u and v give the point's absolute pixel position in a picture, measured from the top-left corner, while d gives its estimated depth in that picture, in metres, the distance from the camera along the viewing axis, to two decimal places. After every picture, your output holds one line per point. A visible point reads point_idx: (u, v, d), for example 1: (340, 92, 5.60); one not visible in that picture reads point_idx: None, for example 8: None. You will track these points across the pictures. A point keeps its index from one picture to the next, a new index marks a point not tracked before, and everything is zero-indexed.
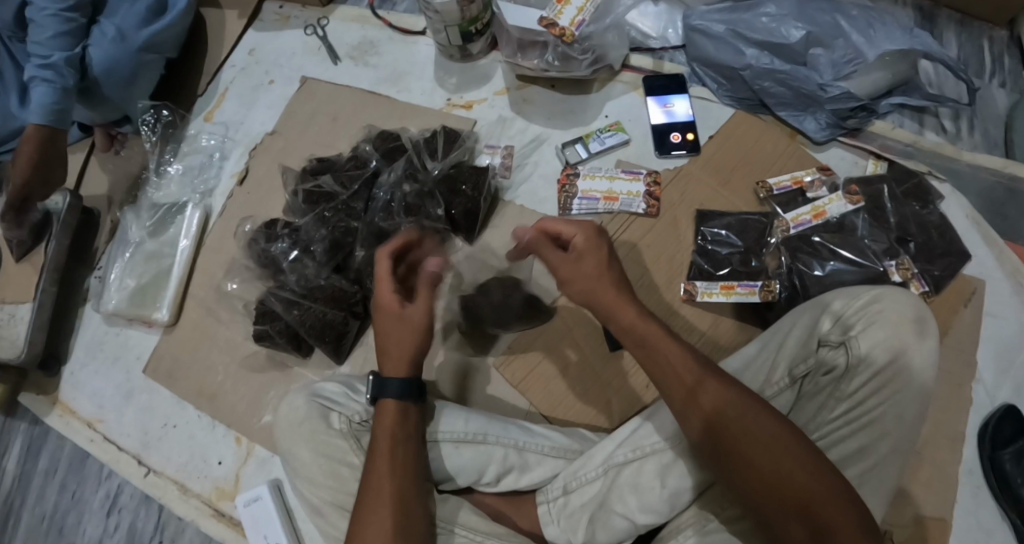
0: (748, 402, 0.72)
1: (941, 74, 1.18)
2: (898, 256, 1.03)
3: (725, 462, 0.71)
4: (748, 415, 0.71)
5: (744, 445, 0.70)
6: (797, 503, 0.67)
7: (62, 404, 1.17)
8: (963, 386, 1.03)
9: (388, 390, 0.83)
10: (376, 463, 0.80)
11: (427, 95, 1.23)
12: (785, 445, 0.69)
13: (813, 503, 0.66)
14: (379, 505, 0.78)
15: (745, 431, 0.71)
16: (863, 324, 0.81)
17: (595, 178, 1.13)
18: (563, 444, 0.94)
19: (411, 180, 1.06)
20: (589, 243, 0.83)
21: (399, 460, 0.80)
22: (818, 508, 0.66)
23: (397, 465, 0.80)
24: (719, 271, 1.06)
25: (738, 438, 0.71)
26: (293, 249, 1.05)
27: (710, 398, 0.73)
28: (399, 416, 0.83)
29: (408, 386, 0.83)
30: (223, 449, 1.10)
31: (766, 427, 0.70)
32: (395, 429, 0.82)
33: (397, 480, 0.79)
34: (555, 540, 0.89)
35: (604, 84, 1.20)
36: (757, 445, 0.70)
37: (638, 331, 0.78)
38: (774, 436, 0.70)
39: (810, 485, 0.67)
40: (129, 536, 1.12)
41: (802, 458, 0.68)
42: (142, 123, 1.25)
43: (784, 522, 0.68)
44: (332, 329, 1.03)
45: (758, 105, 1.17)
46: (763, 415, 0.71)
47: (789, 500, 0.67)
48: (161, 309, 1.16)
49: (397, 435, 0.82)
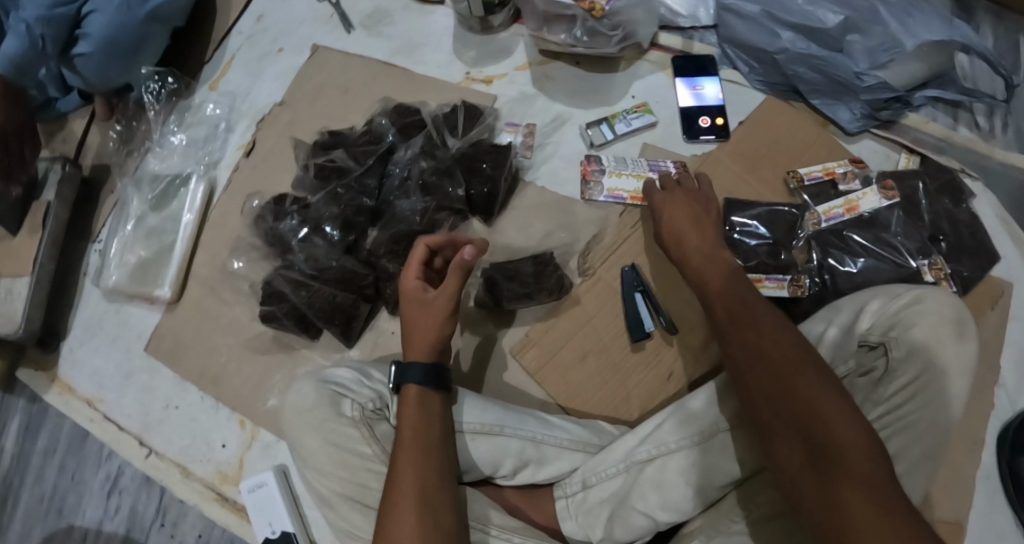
0: (776, 327, 0.72)
1: (976, 67, 1.14)
2: (931, 255, 0.99)
3: (744, 381, 0.70)
4: (784, 354, 0.69)
5: (762, 358, 0.69)
6: (799, 411, 0.64)
7: (60, 382, 1.13)
8: (986, 390, 1.01)
9: (411, 375, 0.81)
10: (401, 453, 0.77)
11: (444, 68, 1.18)
12: (802, 365, 0.67)
13: (836, 449, 0.61)
14: (400, 492, 0.74)
15: (762, 346, 0.70)
16: (903, 326, 0.78)
17: (621, 174, 1.06)
18: (582, 438, 0.91)
19: (428, 157, 1.03)
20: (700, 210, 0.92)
21: (421, 447, 0.77)
22: (822, 425, 0.63)
23: (420, 452, 0.77)
24: (748, 263, 1.01)
25: (767, 348, 0.70)
26: (303, 226, 1.01)
27: (745, 315, 0.75)
28: (421, 403, 0.80)
29: (430, 372, 0.81)
30: (226, 432, 1.06)
31: (787, 352, 0.69)
32: (417, 417, 0.79)
33: (420, 466, 0.76)
34: (572, 536, 0.87)
35: (630, 64, 1.15)
36: (770, 361, 0.69)
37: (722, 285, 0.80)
38: (788, 353, 0.69)
39: (818, 402, 0.64)
40: (130, 519, 1.09)
41: (815, 378, 0.66)
42: (145, 92, 1.19)
43: (786, 433, 0.65)
44: (342, 311, 1.00)
45: (790, 91, 1.13)
46: (788, 343, 0.70)
47: (792, 406, 0.65)
48: (163, 286, 1.11)
49: (422, 417, 0.79)
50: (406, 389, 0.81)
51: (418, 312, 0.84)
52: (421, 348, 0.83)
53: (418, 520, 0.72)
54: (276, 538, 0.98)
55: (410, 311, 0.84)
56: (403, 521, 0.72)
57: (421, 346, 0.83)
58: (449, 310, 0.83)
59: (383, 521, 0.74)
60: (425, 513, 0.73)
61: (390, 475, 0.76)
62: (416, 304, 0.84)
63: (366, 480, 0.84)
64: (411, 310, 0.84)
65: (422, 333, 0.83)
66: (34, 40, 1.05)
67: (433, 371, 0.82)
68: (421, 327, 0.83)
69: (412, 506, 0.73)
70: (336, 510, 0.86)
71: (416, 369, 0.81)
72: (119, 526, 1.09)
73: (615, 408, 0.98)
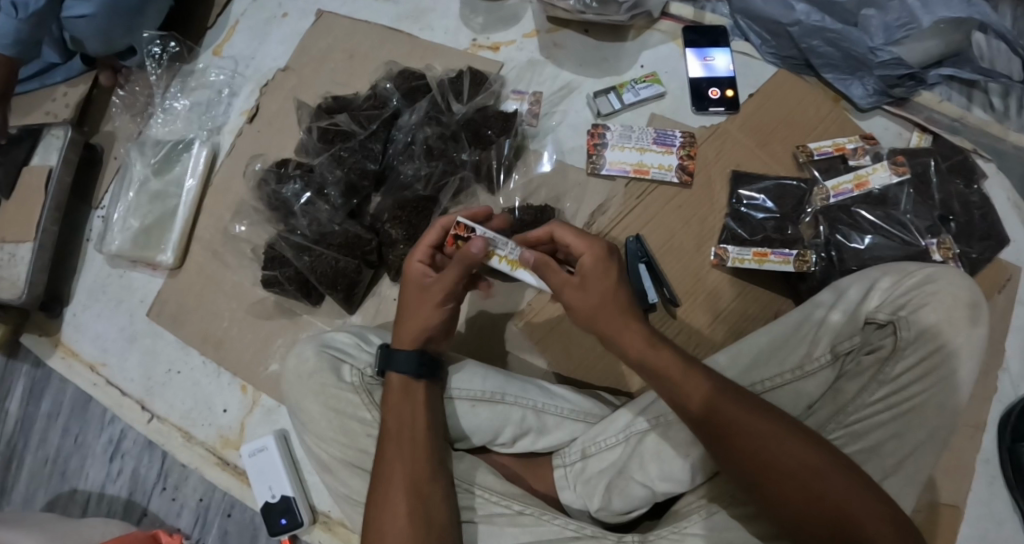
0: (768, 421, 0.68)
1: (993, 48, 1.10)
2: (941, 234, 0.97)
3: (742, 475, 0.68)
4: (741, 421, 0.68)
5: (766, 453, 0.67)
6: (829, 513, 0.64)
7: (64, 346, 1.14)
8: (989, 374, 1.00)
9: (397, 365, 0.81)
10: (386, 446, 0.78)
11: (451, 34, 1.16)
12: (817, 462, 0.66)
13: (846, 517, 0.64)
14: (388, 486, 0.75)
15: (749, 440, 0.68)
16: (914, 305, 0.78)
17: (624, 148, 1.06)
18: (582, 407, 0.91)
19: (434, 122, 1.02)
20: (596, 265, 0.75)
21: (407, 438, 0.78)
22: (854, 524, 0.63)
23: (406, 444, 0.77)
24: (754, 236, 1.00)
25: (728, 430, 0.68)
26: (306, 191, 1.00)
27: (720, 397, 0.70)
28: (406, 393, 0.80)
29: (413, 361, 0.80)
30: (228, 397, 1.07)
31: (794, 451, 0.67)
32: (401, 408, 0.80)
33: (408, 458, 0.77)
34: (571, 505, 0.86)
35: (640, 33, 1.14)
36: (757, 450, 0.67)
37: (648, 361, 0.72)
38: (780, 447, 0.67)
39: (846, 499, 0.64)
40: (132, 481, 1.10)
41: (837, 470, 0.66)
42: (148, 55, 1.18)
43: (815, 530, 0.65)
44: (344, 277, 0.98)
45: (803, 65, 1.11)
46: (779, 433, 0.68)
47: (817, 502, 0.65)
48: (165, 250, 1.11)
49: (406, 410, 0.79)
50: (389, 379, 0.81)
51: (410, 299, 0.82)
52: (409, 338, 0.81)
53: (407, 514, 0.74)
54: (276, 501, 0.99)
55: (408, 293, 0.82)
56: (395, 513, 0.74)
57: (405, 332, 0.82)
58: (439, 301, 0.80)
59: (374, 510, 0.75)
60: (415, 508, 0.74)
61: (378, 468, 0.77)
62: (414, 288, 0.81)
63: (366, 445, 0.85)
64: (409, 294, 0.82)
65: (413, 322, 0.81)
66: (7, 8, 1.01)
67: (419, 359, 0.81)
68: (415, 315, 0.81)
69: (402, 499, 0.74)
70: (335, 475, 0.87)
71: (403, 359, 0.81)
72: (122, 489, 1.10)
73: (618, 379, 0.98)
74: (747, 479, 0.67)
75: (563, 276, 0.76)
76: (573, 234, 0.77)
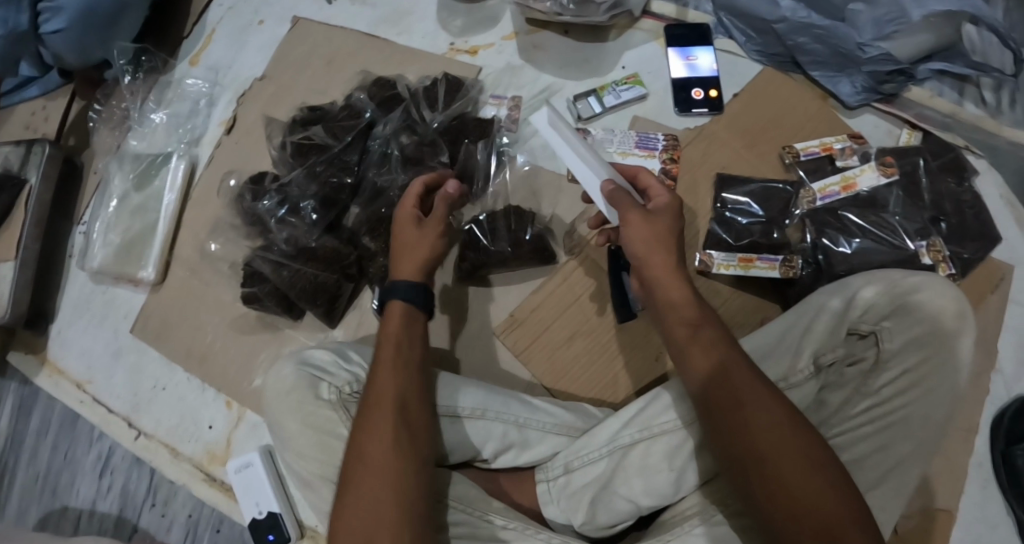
0: (774, 408, 0.64)
1: (986, 39, 1.07)
2: (931, 236, 0.94)
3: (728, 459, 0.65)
4: (752, 399, 0.64)
5: (760, 437, 0.63)
6: (820, 517, 0.59)
7: (50, 364, 1.13)
8: (982, 376, 0.98)
9: (396, 293, 0.80)
10: (382, 362, 0.76)
11: (429, 38, 1.14)
12: (812, 456, 0.61)
13: (832, 523, 0.58)
14: (378, 418, 0.72)
15: (761, 415, 0.63)
16: (899, 314, 0.77)
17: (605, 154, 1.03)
18: (566, 421, 0.90)
19: (409, 131, 1.00)
20: (671, 206, 0.77)
21: (406, 377, 0.76)
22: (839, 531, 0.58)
23: (402, 376, 0.75)
24: (740, 242, 0.98)
25: (735, 399, 0.65)
26: (281, 207, 0.98)
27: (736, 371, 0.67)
28: (407, 320, 0.80)
29: (418, 288, 0.81)
30: (214, 412, 1.06)
31: (794, 440, 0.62)
32: (400, 348, 0.77)
33: (402, 398, 0.74)
34: (555, 520, 0.85)
35: (622, 32, 1.11)
36: (762, 431, 0.63)
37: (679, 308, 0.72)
38: (783, 428, 0.63)
39: (826, 497, 0.60)
40: (122, 497, 1.10)
41: (829, 475, 0.61)
42: (121, 69, 1.15)
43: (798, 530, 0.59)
44: (324, 291, 0.97)
45: (789, 62, 1.08)
46: (784, 418, 0.63)
47: (805, 502, 0.60)
48: (146, 266, 1.10)
49: (405, 354, 0.77)
50: (391, 307, 0.80)
51: (409, 233, 0.84)
52: (408, 267, 0.82)
53: (395, 443, 0.70)
54: (263, 517, 0.99)
55: (399, 230, 0.85)
56: (376, 448, 0.70)
57: (406, 258, 0.83)
58: (441, 231, 0.85)
59: (355, 444, 0.71)
60: (403, 445, 0.71)
61: (366, 397, 0.74)
62: (404, 223, 0.85)
63: None
64: (399, 230, 0.85)
65: (409, 248, 0.83)
66: None
67: (419, 287, 0.81)
68: (409, 242, 0.83)
69: (389, 426, 0.71)
70: (316, 494, 0.86)
71: (405, 286, 0.81)
72: (112, 505, 1.10)
73: (602, 389, 0.97)
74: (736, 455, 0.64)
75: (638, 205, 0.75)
76: (652, 179, 0.80)
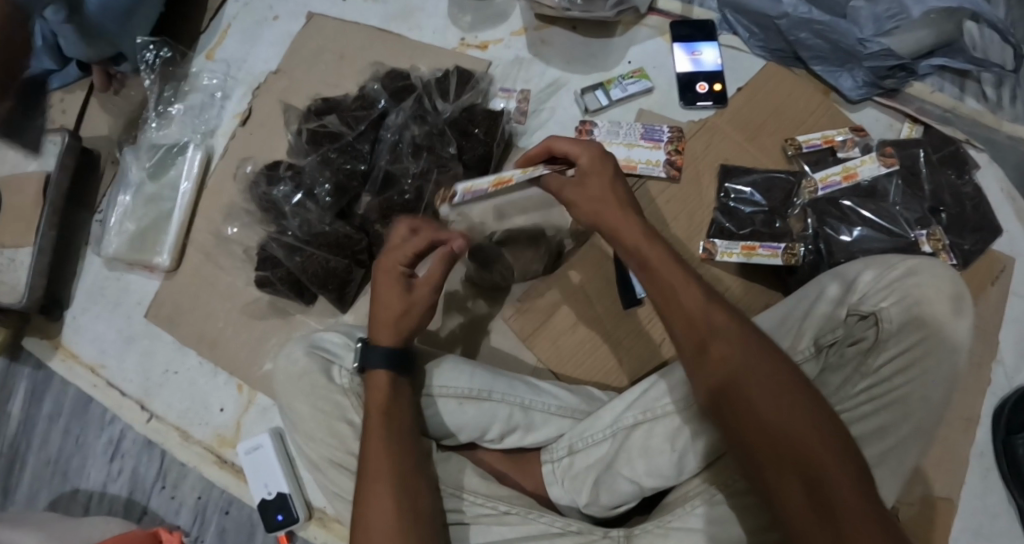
0: (750, 349, 0.67)
1: (986, 37, 1.09)
2: (931, 226, 0.97)
3: (738, 443, 0.65)
4: (731, 344, 0.67)
5: (736, 375, 0.66)
6: (793, 446, 0.61)
7: (64, 348, 1.16)
8: (983, 366, 0.99)
9: (373, 360, 0.81)
10: (371, 424, 0.79)
11: (439, 34, 1.17)
12: (787, 388, 0.64)
13: (806, 450, 0.61)
14: (376, 480, 0.75)
15: (738, 355, 0.67)
16: (898, 295, 0.78)
17: (611, 144, 1.06)
18: (570, 404, 0.91)
19: (419, 121, 1.01)
20: (593, 164, 0.78)
21: (394, 434, 0.78)
22: (811, 459, 0.60)
23: (393, 439, 0.78)
24: (742, 230, 1.00)
25: (712, 344, 0.68)
26: (296, 192, 1.01)
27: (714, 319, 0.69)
28: (391, 386, 0.81)
29: (393, 357, 0.81)
30: (224, 396, 1.08)
31: (769, 375, 0.65)
32: (386, 403, 0.80)
33: (396, 453, 0.77)
34: (560, 501, 0.87)
35: (628, 28, 1.14)
36: (742, 372, 0.66)
37: (647, 257, 0.74)
38: (760, 362, 0.66)
39: (796, 426, 0.62)
40: (132, 481, 1.12)
41: (805, 405, 0.63)
42: (141, 62, 1.19)
43: (774, 464, 0.62)
44: (335, 277, 1.00)
45: (791, 57, 1.11)
46: (761, 355, 0.66)
47: (778, 434, 0.62)
48: (161, 252, 1.13)
49: (391, 408, 0.80)
50: (373, 377, 0.81)
51: (390, 300, 0.80)
52: (387, 329, 0.81)
53: (396, 507, 0.74)
54: (272, 498, 1.01)
55: (385, 295, 0.81)
56: (380, 505, 0.74)
57: (388, 329, 0.81)
58: (428, 304, 0.82)
59: (361, 505, 0.75)
60: (403, 499, 0.75)
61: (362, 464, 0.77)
62: (386, 284, 0.81)
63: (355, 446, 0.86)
64: (381, 291, 0.81)
65: (388, 312, 0.81)
66: None
67: (395, 355, 0.81)
68: (389, 307, 0.81)
69: (389, 490, 0.75)
70: (325, 474, 0.88)
71: (377, 354, 0.81)
72: (122, 488, 1.12)
73: (606, 374, 0.99)
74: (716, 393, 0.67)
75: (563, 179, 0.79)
76: (567, 141, 0.79)
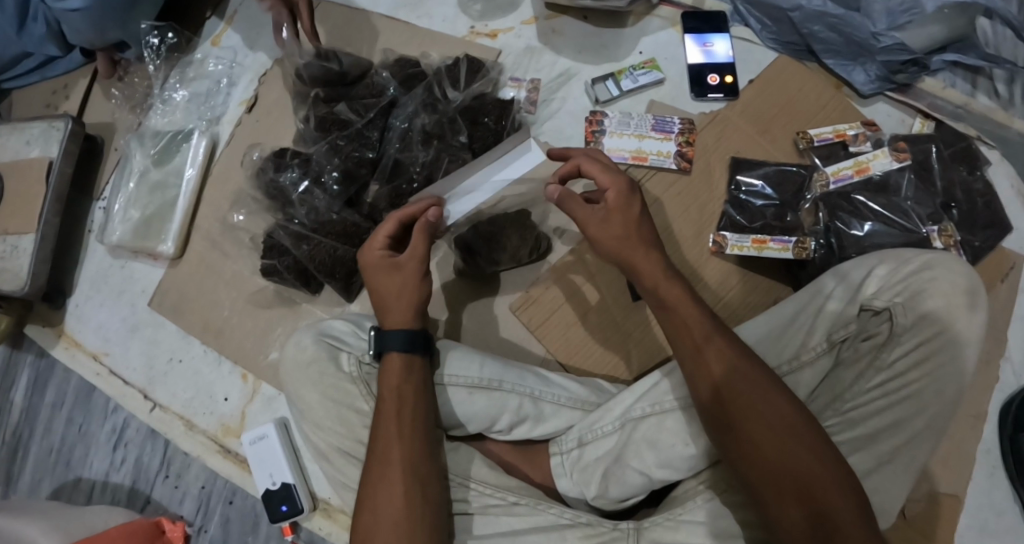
0: (763, 387, 0.70)
1: (999, 33, 1.08)
2: (942, 221, 0.96)
3: (742, 476, 0.69)
4: (746, 382, 0.70)
5: (750, 412, 0.69)
6: (800, 483, 0.66)
7: (67, 336, 1.14)
8: (991, 364, 0.99)
9: (390, 343, 0.80)
10: (383, 406, 0.78)
11: (449, 22, 1.16)
12: (794, 426, 0.68)
13: (814, 488, 0.65)
14: (386, 464, 0.75)
15: (750, 393, 0.70)
16: (913, 291, 0.77)
17: (622, 136, 1.05)
18: (580, 396, 0.91)
19: (429, 110, 1.00)
20: (622, 200, 0.79)
21: (407, 419, 0.77)
22: (818, 495, 0.65)
23: (406, 423, 0.77)
24: (753, 223, 1.00)
25: (726, 380, 0.71)
26: (304, 179, 0.99)
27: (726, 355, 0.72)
28: (407, 368, 0.80)
29: (411, 339, 0.81)
30: (229, 385, 1.07)
31: (780, 413, 0.69)
32: (401, 387, 0.79)
33: (407, 440, 0.76)
34: (567, 493, 0.86)
35: (639, 19, 1.13)
36: (754, 411, 0.69)
37: (662, 291, 0.77)
38: (766, 396, 0.69)
39: (805, 465, 0.66)
40: (135, 470, 1.11)
41: (811, 442, 0.67)
42: (145, 46, 1.17)
43: (782, 499, 0.66)
44: (342, 265, 0.99)
45: (804, 52, 1.10)
46: (771, 392, 0.70)
47: (788, 472, 0.66)
48: (165, 241, 1.11)
49: (405, 392, 0.79)
50: (389, 360, 0.80)
51: (390, 284, 0.82)
52: (398, 314, 0.82)
53: (405, 493, 0.74)
54: (277, 489, 1.00)
55: (381, 282, 0.83)
56: (390, 490, 0.74)
57: (398, 310, 0.82)
58: (421, 273, 0.83)
59: (368, 488, 0.75)
60: (412, 487, 0.75)
61: (372, 448, 0.77)
62: (380, 270, 0.83)
63: (363, 436, 0.85)
64: (375, 279, 0.83)
65: (394, 297, 0.82)
66: None
67: (411, 335, 0.81)
68: (389, 290, 0.82)
69: (400, 477, 0.75)
70: (333, 463, 0.88)
71: (395, 335, 0.80)
72: (125, 477, 1.11)
73: (613, 367, 0.98)
74: (725, 424, 0.70)
75: (589, 210, 0.81)
76: (598, 166, 0.81)
